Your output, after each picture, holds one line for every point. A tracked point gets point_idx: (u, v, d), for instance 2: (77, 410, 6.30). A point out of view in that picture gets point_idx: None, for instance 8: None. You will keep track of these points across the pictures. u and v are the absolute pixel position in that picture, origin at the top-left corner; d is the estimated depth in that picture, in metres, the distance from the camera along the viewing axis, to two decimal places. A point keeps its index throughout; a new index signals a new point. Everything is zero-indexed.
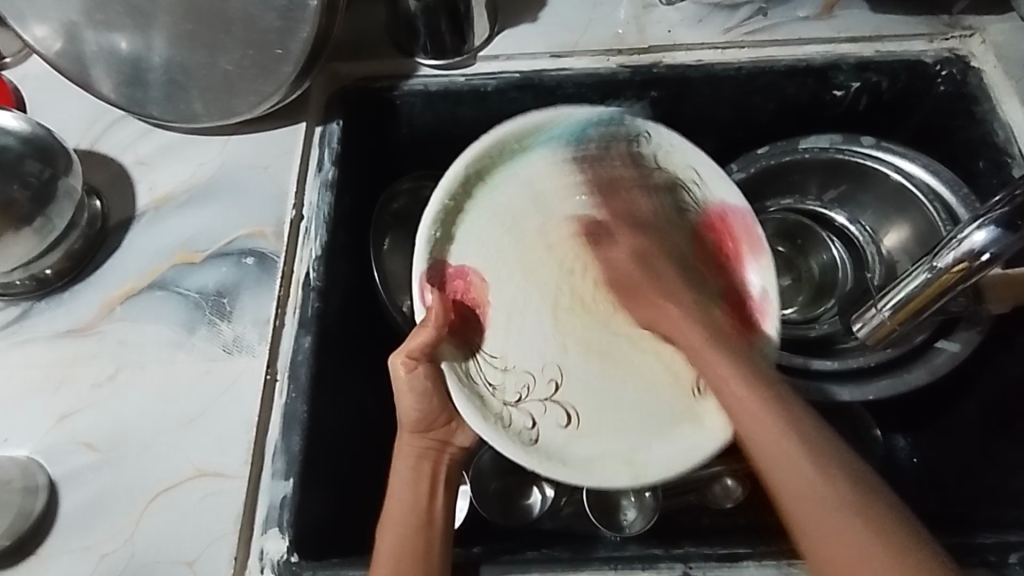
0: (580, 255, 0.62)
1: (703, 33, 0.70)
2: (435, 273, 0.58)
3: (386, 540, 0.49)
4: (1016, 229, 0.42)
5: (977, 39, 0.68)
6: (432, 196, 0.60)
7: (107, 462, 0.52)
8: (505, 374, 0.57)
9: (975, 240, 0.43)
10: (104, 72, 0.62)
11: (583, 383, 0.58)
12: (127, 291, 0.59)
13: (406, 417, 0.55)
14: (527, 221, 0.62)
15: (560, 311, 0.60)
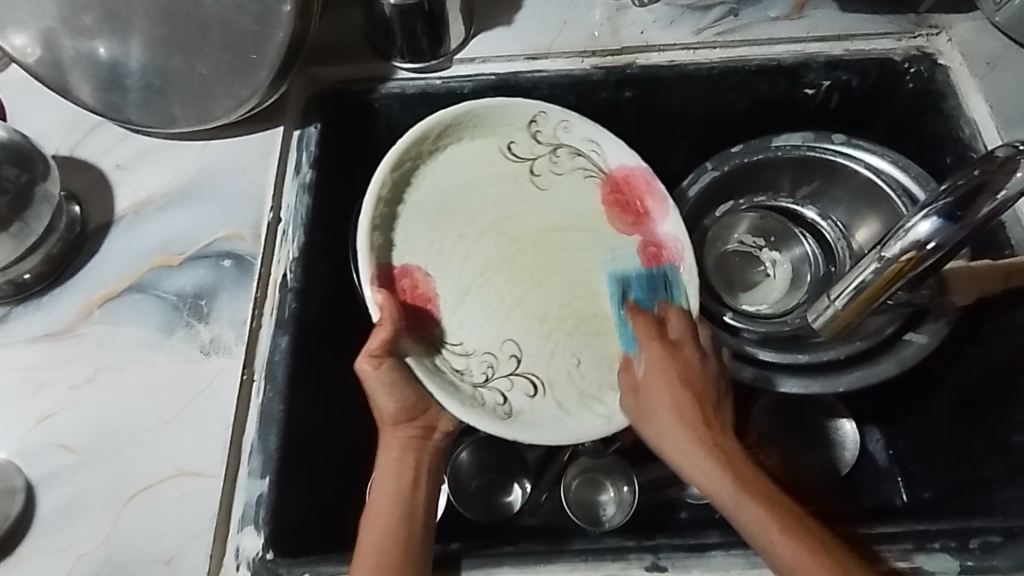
0: (514, 232, 0.66)
1: (676, 34, 0.71)
2: (381, 264, 0.61)
3: (369, 532, 0.50)
4: (959, 219, 0.43)
5: (943, 37, 0.70)
6: (368, 186, 0.62)
7: (84, 463, 0.53)
8: (468, 357, 0.61)
9: (921, 230, 0.44)
10: (81, 77, 0.63)
11: (545, 361, 0.62)
12: (104, 294, 0.60)
13: (384, 410, 0.54)
14: (460, 208, 0.66)
15: (514, 293, 0.64)
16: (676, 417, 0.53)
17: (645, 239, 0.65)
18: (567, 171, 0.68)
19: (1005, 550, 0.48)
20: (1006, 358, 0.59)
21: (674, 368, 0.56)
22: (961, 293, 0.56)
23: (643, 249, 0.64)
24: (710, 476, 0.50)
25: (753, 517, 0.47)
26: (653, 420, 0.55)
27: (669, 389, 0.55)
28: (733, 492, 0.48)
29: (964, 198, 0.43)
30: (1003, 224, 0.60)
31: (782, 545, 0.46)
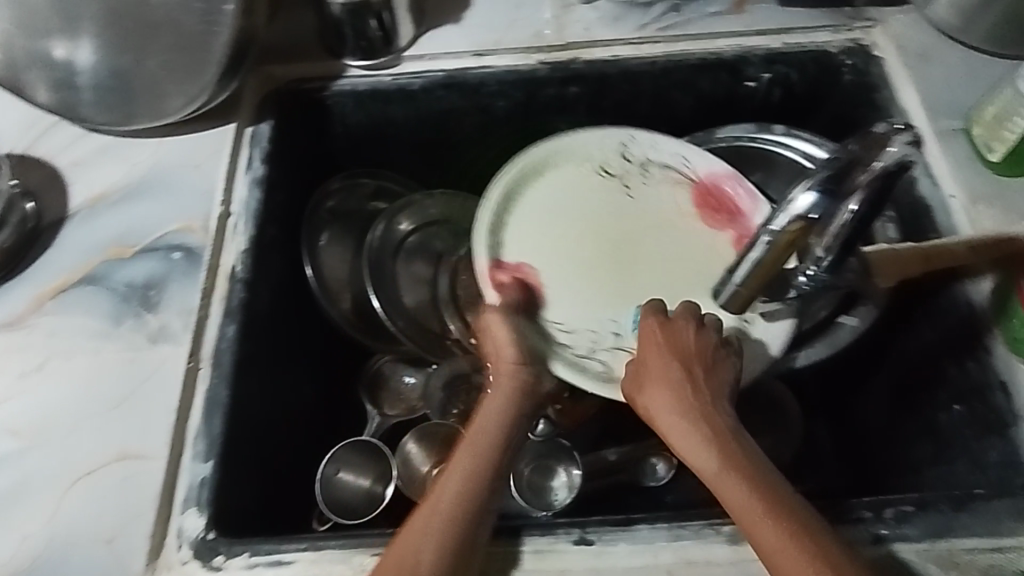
0: (603, 229, 0.68)
1: (620, 30, 0.73)
2: (496, 258, 0.65)
3: (452, 479, 0.49)
4: (836, 193, 0.40)
5: (877, 30, 0.71)
6: (485, 196, 0.66)
7: (32, 448, 0.54)
8: (573, 335, 0.63)
9: (801, 203, 0.42)
10: (35, 77, 0.64)
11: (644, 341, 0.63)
12: (57, 286, 0.61)
13: (503, 354, 0.58)
14: (580, 215, 0.68)
15: (595, 277, 0.66)
16: (669, 393, 0.53)
17: (738, 232, 0.68)
18: (657, 181, 0.70)
19: (917, 520, 0.50)
20: (935, 340, 0.61)
21: (670, 347, 0.56)
22: (885, 276, 0.58)
23: (739, 241, 0.68)
24: (698, 453, 0.50)
25: (737, 497, 0.46)
26: (646, 398, 0.54)
27: (663, 366, 0.55)
28: (718, 470, 0.48)
29: (839, 171, 0.40)
30: (929, 208, 0.62)
31: (765, 527, 0.45)
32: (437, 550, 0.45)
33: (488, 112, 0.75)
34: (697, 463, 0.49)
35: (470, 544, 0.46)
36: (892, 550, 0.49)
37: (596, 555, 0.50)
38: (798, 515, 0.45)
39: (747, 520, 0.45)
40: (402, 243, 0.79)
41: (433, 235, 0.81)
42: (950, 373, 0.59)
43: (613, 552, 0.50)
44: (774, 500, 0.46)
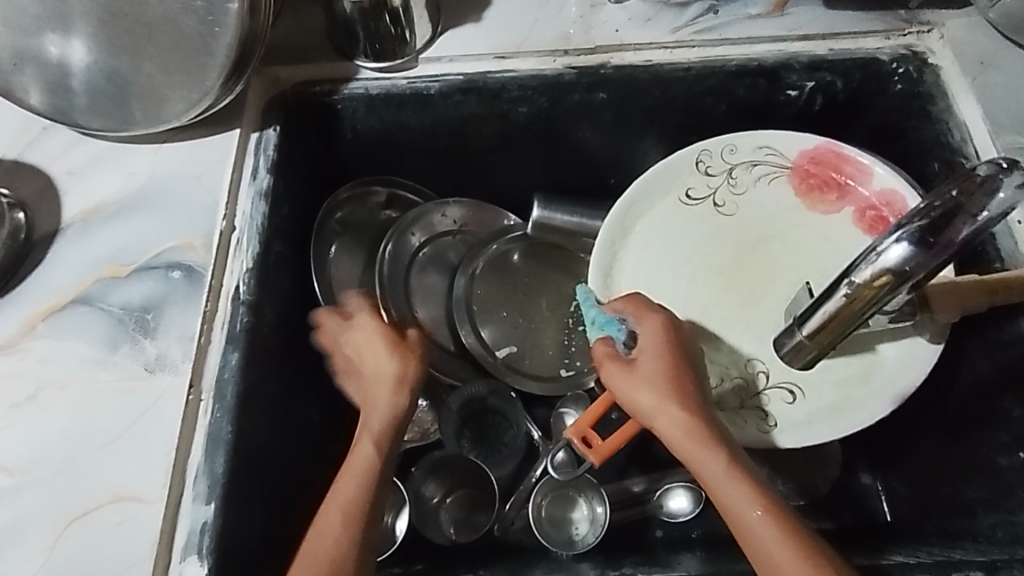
0: (740, 253, 0.66)
1: (652, 33, 0.67)
2: None
3: (344, 487, 0.50)
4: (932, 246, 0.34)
5: (934, 35, 0.66)
6: (589, 273, 0.64)
7: (23, 486, 0.50)
8: (720, 388, 0.60)
9: (890, 257, 0.36)
10: (28, 80, 0.60)
11: (837, 377, 0.59)
12: (50, 307, 0.57)
13: (386, 368, 0.56)
14: (700, 255, 0.66)
15: (754, 310, 0.63)
16: (668, 395, 0.51)
17: (858, 206, 0.64)
18: (748, 187, 0.67)
19: None
20: (992, 377, 0.57)
21: (667, 342, 0.53)
22: (943, 310, 0.53)
23: (861, 215, 0.64)
24: (703, 450, 0.49)
25: (740, 498, 0.47)
26: (631, 389, 0.51)
27: (662, 367, 0.52)
28: (721, 470, 0.48)
29: (937, 222, 0.34)
30: (993, 235, 0.56)
31: (773, 533, 0.45)
32: (324, 559, 0.46)
33: (507, 119, 0.70)
34: (698, 462, 0.49)
35: (364, 552, 0.47)
36: None
37: None
38: (799, 522, 0.46)
39: (749, 523, 0.46)
40: (414, 258, 0.76)
41: (447, 246, 0.78)
42: (1014, 416, 0.55)
43: None
44: (772, 503, 0.47)
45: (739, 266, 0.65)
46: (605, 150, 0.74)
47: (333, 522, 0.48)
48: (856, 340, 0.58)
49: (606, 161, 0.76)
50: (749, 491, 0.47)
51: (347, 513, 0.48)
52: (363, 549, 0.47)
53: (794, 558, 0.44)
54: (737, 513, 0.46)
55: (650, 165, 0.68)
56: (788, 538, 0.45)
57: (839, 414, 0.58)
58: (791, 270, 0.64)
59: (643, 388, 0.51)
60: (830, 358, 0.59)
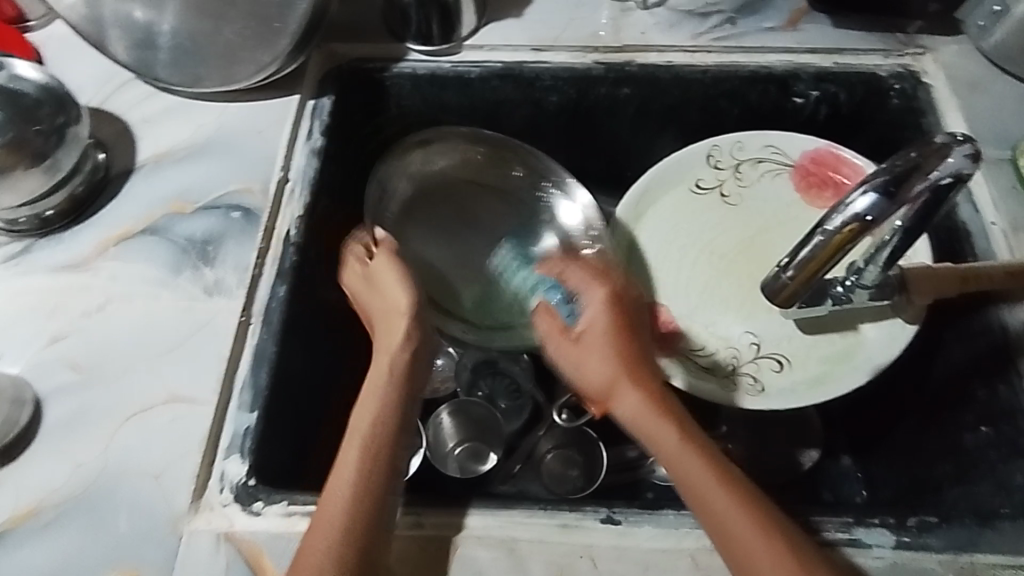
0: (741, 241, 0.72)
1: (675, 37, 0.75)
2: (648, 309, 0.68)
3: (357, 428, 0.52)
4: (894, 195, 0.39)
5: (928, 57, 0.73)
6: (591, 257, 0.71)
7: (89, 383, 0.57)
8: (712, 356, 0.66)
9: (858, 206, 0.40)
10: (116, 34, 0.67)
11: (823, 354, 0.64)
12: (121, 233, 0.64)
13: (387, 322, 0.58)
14: (704, 239, 0.72)
15: (749, 291, 0.69)
16: (614, 371, 0.55)
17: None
18: (753, 182, 0.74)
19: (939, 531, 0.51)
20: (963, 361, 0.62)
21: (614, 317, 0.58)
22: (920, 295, 0.59)
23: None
24: (657, 422, 0.52)
25: (691, 464, 0.49)
26: (585, 363, 0.57)
27: (608, 341, 0.57)
28: (674, 437, 0.51)
29: (899, 176, 0.39)
30: (968, 233, 0.63)
31: (717, 493, 0.47)
32: (341, 505, 0.47)
33: (539, 106, 0.77)
34: (652, 433, 0.51)
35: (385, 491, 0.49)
36: (913, 557, 0.50)
37: (621, 535, 0.51)
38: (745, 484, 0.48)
39: (697, 486, 0.48)
40: None
41: None
42: (979, 396, 0.60)
43: (638, 534, 0.51)
44: (718, 465, 0.49)
45: (738, 251, 0.71)
46: (624, 144, 0.81)
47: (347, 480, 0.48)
48: (841, 319, 0.64)
49: (625, 154, 0.82)
50: (697, 455, 0.49)
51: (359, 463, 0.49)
52: (379, 502, 0.48)
53: (737, 513, 0.46)
54: (688, 478, 0.48)
55: (665, 158, 0.76)
56: (733, 502, 0.46)
57: (824, 386, 0.63)
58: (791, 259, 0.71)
59: (601, 360, 0.56)
60: (818, 338, 0.65)
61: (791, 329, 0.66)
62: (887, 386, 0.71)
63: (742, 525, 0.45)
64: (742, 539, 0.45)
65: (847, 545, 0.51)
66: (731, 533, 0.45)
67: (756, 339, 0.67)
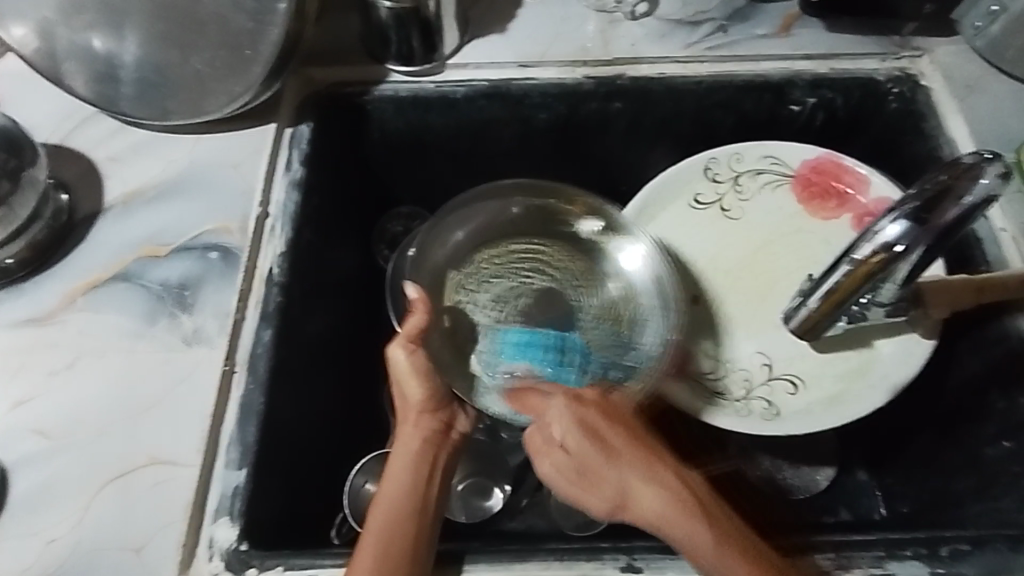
0: (746, 257, 0.69)
1: (665, 48, 0.72)
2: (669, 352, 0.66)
3: (382, 509, 0.49)
4: (926, 222, 0.39)
5: (925, 59, 0.70)
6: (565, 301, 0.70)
7: (60, 448, 0.53)
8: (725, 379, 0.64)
9: (887, 234, 0.41)
10: (76, 68, 0.63)
11: (834, 372, 0.62)
12: (90, 281, 0.60)
13: (410, 398, 0.55)
14: (707, 257, 0.70)
15: (756, 309, 0.67)
16: (631, 468, 0.48)
17: (856, 213, 0.68)
18: (753, 194, 0.72)
19: (973, 559, 0.49)
20: (979, 373, 0.60)
21: (582, 419, 0.51)
22: (937, 309, 0.57)
23: (859, 222, 0.68)
24: (618, 463, 0.49)
25: (694, 533, 0.44)
26: (585, 491, 0.49)
27: (604, 433, 0.50)
28: (640, 478, 0.48)
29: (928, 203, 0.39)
30: (978, 239, 0.60)
31: (720, 557, 0.44)
32: None
33: (527, 124, 0.74)
34: (639, 496, 0.47)
35: None
36: None
37: None
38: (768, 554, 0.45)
39: (691, 535, 0.44)
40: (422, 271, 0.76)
41: None
42: (999, 409, 0.58)
43: None
44: (704, 508, 0.46)
45: (742, 267, 0.69)
46: (617, 159, 0.78)
47: (366, 556, 0.46)
48: (856, 335, 0.62)
49: (618, 169, 0.79)
50: (687, 516, 0.45)
51: (379, 535, 0.47)
52: None
53: (743, 567, 0.43)
54: (698, 556, 0.44)
55: (661, 172, 0.73)
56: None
57: (840, 406, 0.61)
58: (798, 273, 0.68)
59: (581, 459, 0.49)
60: (830, 355, 0.63)
61: (802, 348, 0.64)
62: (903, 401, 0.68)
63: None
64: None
65: None
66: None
67: (769, 360, 0.64)
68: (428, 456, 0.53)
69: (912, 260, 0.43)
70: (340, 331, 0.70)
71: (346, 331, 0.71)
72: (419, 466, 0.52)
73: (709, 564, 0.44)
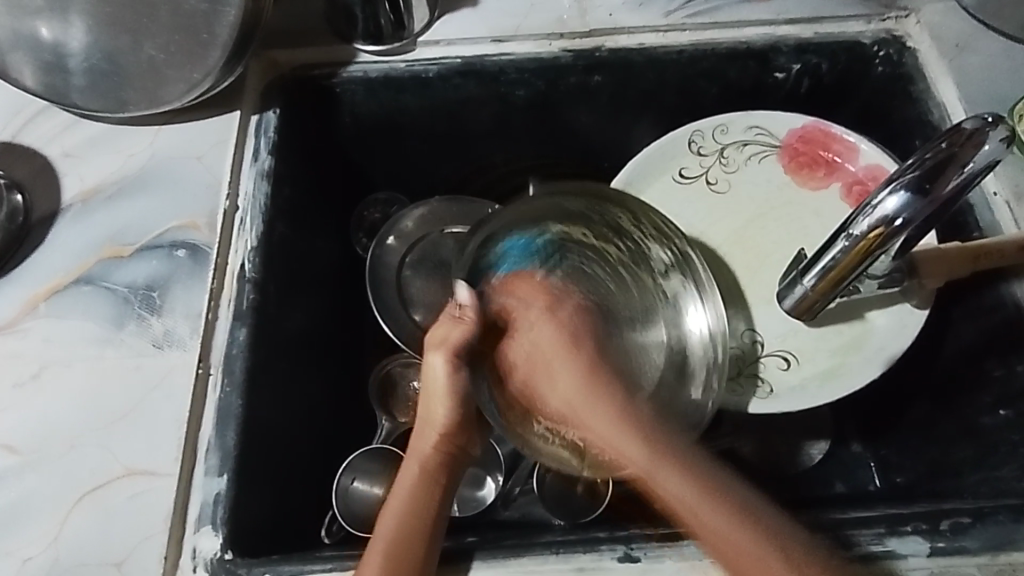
0: (734, 232, 0.68)
1: (645, 17, 0.69)
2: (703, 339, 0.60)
3: (392, 518, 0.49)
4: (927, 193, 0.39)
5: (912, 19, 0.68)
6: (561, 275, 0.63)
7: (29, 463, 0.50)
8: None
9: (887, 206, 0.41)
10: (21, 59, 0.59)
11: (824, 345, 0.62)
12: (52, 287, 0.57)
13: (436, 418, 0.55)
14: (694, 233, 0.68)
15: (748, 284, 0.65)
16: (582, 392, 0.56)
17: (846, 181, 0.67)
18: (739, 166, 0.70)
19: (975, 532, 0.48)
20: (974, 341, 0.59)
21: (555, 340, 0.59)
22: (931, 277, 0.56)
23: (849, 190, 0.66)
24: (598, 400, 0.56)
25: (679, 484, 0.49)
26: (588, 422, 0.55)
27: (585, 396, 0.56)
28: (585, 399, 0.56)
29: (928, 174, 0.39)
30: (971, 206, 0.58)
31: (701, 499, 0.48)
32: None
33: (504, 102, 0.71)
34: (623, 448, 0.52)
35: None
36: (949, 563, 0.47)
37: (643, 573, 0.47)
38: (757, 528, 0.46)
39: (667, 481, 0.49)
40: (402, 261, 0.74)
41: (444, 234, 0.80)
42: (995, 376, 0.57)
43: (660, 569, 0.47)
44: (680, 455, 0.51)
45: (731, 242, 0.67)
46: (599, 134, 0.75)
47: (374, 564, 0.46)
48: (847, 307, 0.62)
49: (600, 145, 0.77)
50: (656, 458, 0.51)
51: (387, 550, 0.47)
52: None
53: (711, 506, 0.47)
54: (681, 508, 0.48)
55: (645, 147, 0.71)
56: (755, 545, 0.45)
57: (833, 380, 0.60)
58: (788, 245, 0.66)
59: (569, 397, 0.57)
60: (822, 328, 0.62)
61: (794, 323, 0.63)
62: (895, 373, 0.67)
63: (719, 516, 0.47)
64: (715, 526, 0.46)
65: (881, 556, 0.48)
66: (694, 511, 0.47)
67: (760, 336, 0.63)
68: (442, 478, 0.52)
69: (912, 235, 0.44)
70: (321, 325, 0.68)
71: (325, 325, 0.69)
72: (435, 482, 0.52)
73: (693, 521, 0.47)
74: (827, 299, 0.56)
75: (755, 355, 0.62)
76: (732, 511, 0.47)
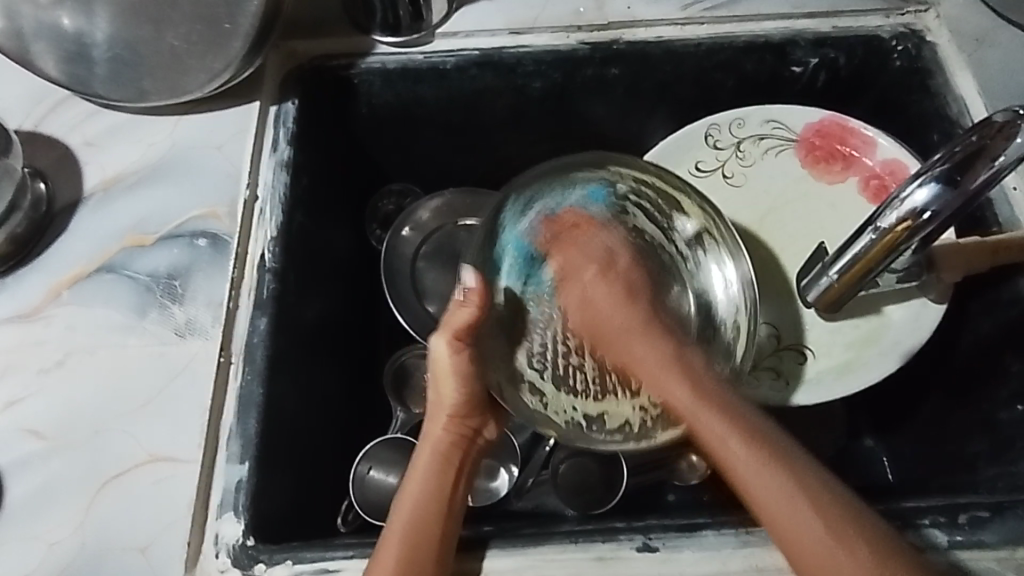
0: (751, 226, 0.68)
1: (662, 10, 0.69)
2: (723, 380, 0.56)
3: (412, 496, 0.50)
4: (957, 185, 0.40)
5: (931, 13, 0.67)
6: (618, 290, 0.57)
7: (54, 448, 0.51)
8: None
9: (916, 200, 0.42)
10: (42, 48, 0.59)
11: (838, 341, 0.62)
12: (75, 275, 0.57)
13: (445, 401, 0.53)
14: None
15: (764, 277, 0.65)
16: (631, 331, 0.54)
17: (863, 175, 0.67)
18: (756, 160, 0.70)
19: (993, 525, 0.48)
20: (990, 335, 0.59)
21: (615, 290, 0.56)
22: (950, 271, 0.57)
23: (866, 184, 0.67)
24: (614, 312, 0.55)
25: (678, 390, 0.51)
26: (608, 310, 0.55)
27: (613, 306, 0.55)
28: (662, 370, 0.52)
29: (959, 166, 0.39)
30: (990, 200, 0.58)
31: (753, 465, 0.47)
32: None
33: (521, 94, 0.71)
34: (673, 397, 0.51)
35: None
36: (966, 555, 0.48)
37: (661, 563, 0.48)
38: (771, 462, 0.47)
39: (708, 430, 0.49)
40: (417, 252, 0.74)
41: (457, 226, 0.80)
42: (1012, 371, 0.57)
43: (679, 559, 0.48)
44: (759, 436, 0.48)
45: (747, 235, 0.67)
46: (614, 127, 0.76)
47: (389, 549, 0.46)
48: (863, 302, 0.62)
49: (615, 138, 0.77)
50: (675, 374, 0.52)
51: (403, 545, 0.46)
52: None
53: (750, 456, 0.47)
54: (709, 439, 0.49)
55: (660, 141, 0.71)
56: (795, 502, 0.45)
57: (849, 373, 0.61)
58: (803, 239, 0.66)
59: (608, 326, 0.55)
60: (839, 322, 0.62)
61: (810, 317, 0.63)
62: (910, 371, 0.67)
63: (807, 520, 0.44)
64: (805, 527, 0.44)
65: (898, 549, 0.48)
66: (743, 469, 0.47)
67: (776, 331, 0.63)
68: (455, 462, 0.53)
69: (938, 229, 0.44)
70: (337, 316, 0.68)
71: (341, 315, 0.69)
72: (448, 464, 0.52)
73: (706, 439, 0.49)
74: (849, 292, 0.57)
75: (771, 349, 0.63)
76: (762, 445, 0.48)
